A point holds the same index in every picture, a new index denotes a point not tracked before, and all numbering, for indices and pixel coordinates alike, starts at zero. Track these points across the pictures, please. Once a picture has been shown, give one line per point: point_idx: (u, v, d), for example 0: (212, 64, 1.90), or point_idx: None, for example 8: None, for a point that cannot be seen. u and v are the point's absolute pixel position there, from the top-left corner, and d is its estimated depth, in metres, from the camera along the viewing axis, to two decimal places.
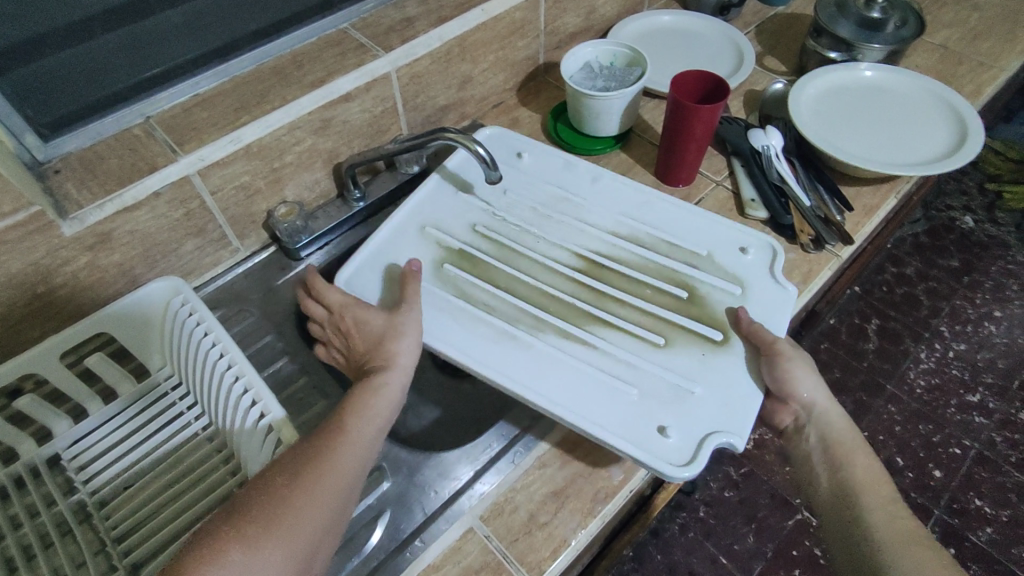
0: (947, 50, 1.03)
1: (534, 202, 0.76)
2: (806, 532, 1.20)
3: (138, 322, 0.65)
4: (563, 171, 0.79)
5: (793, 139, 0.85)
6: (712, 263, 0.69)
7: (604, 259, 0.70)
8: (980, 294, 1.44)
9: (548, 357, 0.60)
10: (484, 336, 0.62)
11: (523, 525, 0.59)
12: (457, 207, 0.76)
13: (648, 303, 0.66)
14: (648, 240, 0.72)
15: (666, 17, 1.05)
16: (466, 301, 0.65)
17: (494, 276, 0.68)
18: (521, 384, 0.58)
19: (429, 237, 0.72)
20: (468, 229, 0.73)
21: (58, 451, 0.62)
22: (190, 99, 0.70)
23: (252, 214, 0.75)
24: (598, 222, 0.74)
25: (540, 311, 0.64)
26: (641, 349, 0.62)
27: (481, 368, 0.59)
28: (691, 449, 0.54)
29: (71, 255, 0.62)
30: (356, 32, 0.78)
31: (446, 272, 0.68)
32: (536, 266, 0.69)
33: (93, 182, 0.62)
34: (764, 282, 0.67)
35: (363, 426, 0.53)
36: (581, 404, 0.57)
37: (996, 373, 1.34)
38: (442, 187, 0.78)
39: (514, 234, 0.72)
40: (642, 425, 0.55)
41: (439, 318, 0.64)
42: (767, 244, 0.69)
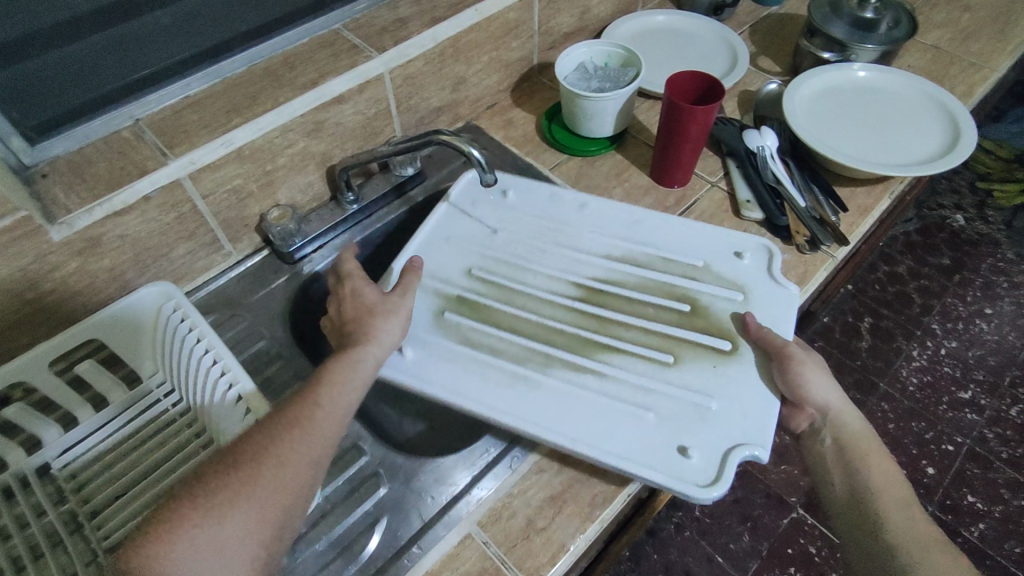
0: (939, 50, 1.03)
1: (526, 236, 0.75)
2: (801, 530, 1.21)
3: (129, 328, 0.65)
4: (550, 203, 0.78)
5: (788, 140, 0.85)
6: (711, 272, 0.69)
7: (603, 285, 0.69)
8: (971, 291, 1.45)
9: (562, 393, 0.59)
10: (495, 381, 0.60)
11: (521, 530, 0.58)
12: (450, 253, 0.73)
13: (653, 322, 0.66)
14: (644, 260, 0.71)
15: (660, 17, 1.05)
16: (473, 347, 0.63)
17: (497, 318, 0.66)
18: (542, 425, 0.56)
19: (426, 287, 0.70)
20: (464, 274, 0.71)
21: (47, 460, 0.61)
22: (181, 101, 0.69)
23: (245, 217, 0.75)
24: (593, 248, 0.73)
25: (547, 346, 0.63)
26: (653, 371, 0.61)
27: (500, 416, 0.57)
28: (714, 466, 0.53)
29: (59, 261, 0.61)
30: (349, 33, 0.77)
31: (447, 320, 0.66)
32: (538, 302, 0.68)
33: (81, 187, 0.61)
34: (764, 285, 0.68)
35: (341, 392, 0.53)
36: (603, 436, 0.56)
37: (987, 370, 1.35)
38: (431, 234, 0.75)
39: (510, 269, 0.71)
40: (665, 448, 0.55)
41: (449, 369, 0.61)
42: (760, 244, 0.71)
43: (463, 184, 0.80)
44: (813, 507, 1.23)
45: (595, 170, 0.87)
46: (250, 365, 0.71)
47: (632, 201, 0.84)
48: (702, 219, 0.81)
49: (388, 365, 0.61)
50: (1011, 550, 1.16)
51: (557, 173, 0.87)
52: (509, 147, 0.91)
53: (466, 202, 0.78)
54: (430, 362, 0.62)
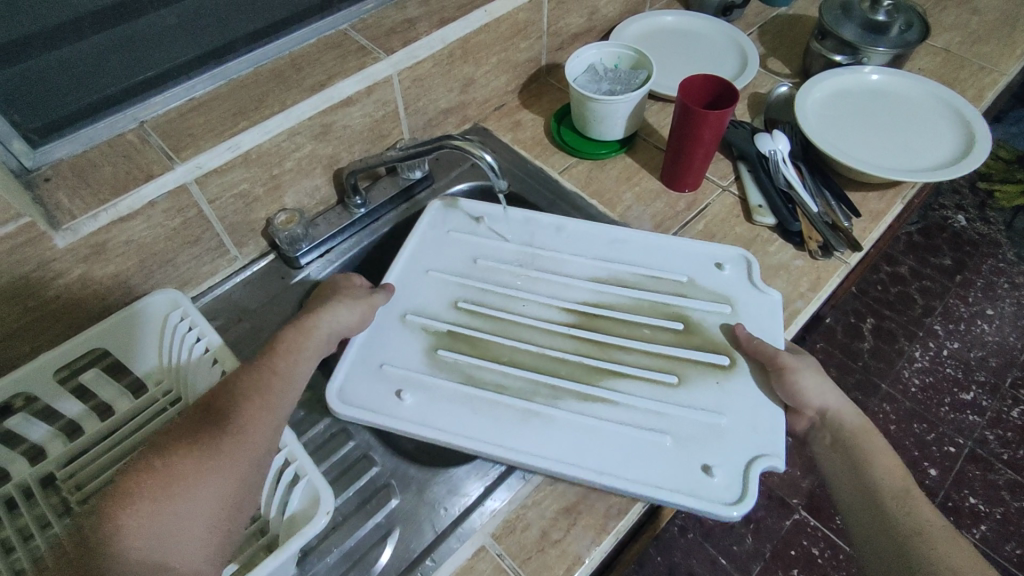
0: (949, 53, 1.03)
1: (507, 262, 0.73)
2: (803, 532, 1.21)
3: (132, 336, 0.63)
4: (524, 229, 0.76)
5: (800, 144, 0.84)
6: (697, 287, 0.70)
7: (596, 309, 0.68)
8: (973, 292, 1.45)
9: (574, 424, 0.58)
10: (506, 420, 0.58)
11: (535, 542, 0.58)
12: (429, 287, 0.71)
13: (652, 343, 0.65)
14: (632, 280, 0.71)
15: (669, 17, 1.04)
16: (476, 385, 0.61)
17: (496, 351, 0.65)
18: (565, 462, 0.55)
19: (411, 323, 0.67)
20: (449, 308, 0.69)
21: (51, 470, 0.59)
22: (185, 104, 0.67)
23: (251, 221, 0.73)
24: (579, 271, 0.72)
25: (551, 377, 0.62)
26: (660, 393, 0.61)
27: (518, 455, 0.56)
28: (739, 485, 0.54)
29: (63, 267, 0.59)
30: (356, 34, 0.76)
31: (441, 357, 0.64)
32: (534, 331, 0.67)
33: (86, 191, 0.59)
34: (745, 291, 0.69)
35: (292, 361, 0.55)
36: (628, 468, 0.55)
37: (989, 371, 1.35)
38: (411, 269, 0.73)
39: (497, 298, 0.70)
40: (689, 472, 0.55)
41: (456, 410, 0.59)
42: (738, 255, 0.72)
43: (430, 217, 0.78)
44: (815, 509, 1.23)
45: (605, 174, 0.86)
46: None
47: (643, 205, 0.83)
48: (714, 223, 0.80)
49: (391, 415, 0.59)
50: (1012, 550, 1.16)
51: (566, 176, 0.86)
52: (518, 150, 0.90)
53: (440, 233, 0.77)
54: (435, 405, 0.60)
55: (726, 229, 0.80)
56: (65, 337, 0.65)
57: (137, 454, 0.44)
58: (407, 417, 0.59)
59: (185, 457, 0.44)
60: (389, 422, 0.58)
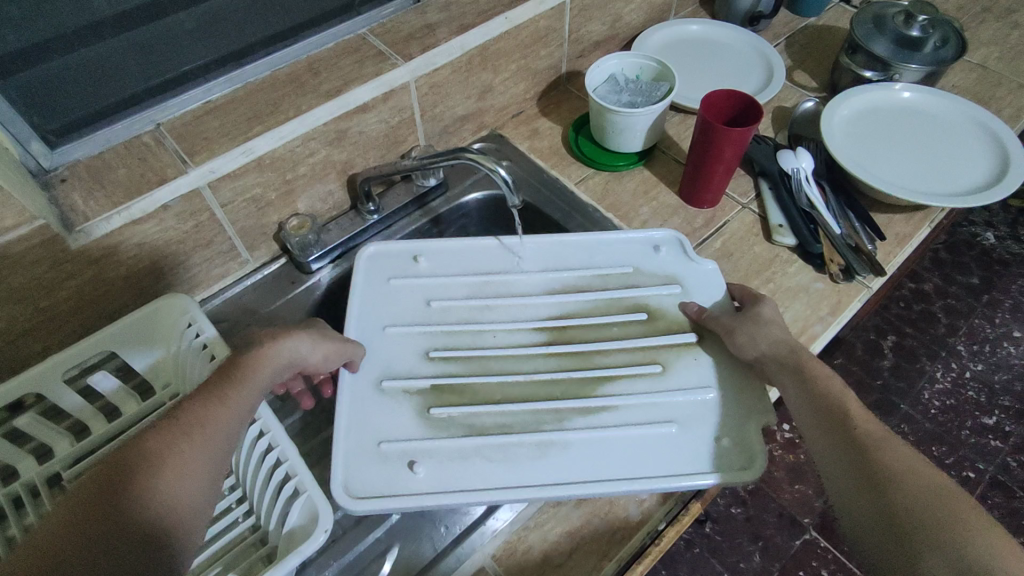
0: (986, 70, 0.99)
1: (458, 295, 0.69)
2: (813, 552, 1.18)
3: (139, 338, 0.63)
4: (468, 254, 0.72)
5: (824, 162, 0.82)
6: (643, 275, 0.70)
7: (564, 321, 0.66)
8: (999, 313, 1.40)
9: (589, 442, 0.56)
10: (522, 458, 0.55)
11: (537, 566, 0.57)
12: (392, 346, 0.64)
13: (626, 340, 0.64)
14: (584, 282, 0.70)
15: (693, 26, 1.02)
16: (481, 434, 0.57)
17: (486, 392, 0.61)
18: (592, 482, 0.54)
19: (390, 392, 0.60)
20: (423, 361, 0.63)
21: (58, 470, 0.60)
22: (202, 106, 0.67)
23: (263, 226, 0.73)
24: (532, 288, 0.69)
25: (545, 403, 0.59)
26: (651, 386, 0.61)
27: (551, 490, 0.53)
28: (745, 450, 0.56)
29: (76, 268, 0.59)
30: (374, 38, 0.75)
31: (435, 417, 0.58)
32: (514, 362, 0.63)
33: (100, 193, 0.59)
34: (689, 267, 0.71)
35: (260, 372, 0.52)
36: (653, 463, 0.55)
37: (1013, 396, 1.31)
38: (368, 324, 0.66)
39: (465, 336, 0.65)
40: (700, 451, 0.56)
41: (468, 467, 0.55)
42: (674, 238, 0.73)
43: (365, 266, 0.70)
44: (827, 529, 1.20)
45: (622, 187, 0.85)
46: None
47: (660, 221, 0.81)
48: (732, 242, 0.78)
49: (404, 489, 0.53)
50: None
51: (583, 188, 0.85)
52: (534, 159, 0.88)
53: (380, 279, 0.70)
54: (447, 465, 0.55)
55: (745, 248, 0.78)
56: (75, 338, 0.65)
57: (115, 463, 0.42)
58: (423, 490, 0.53)
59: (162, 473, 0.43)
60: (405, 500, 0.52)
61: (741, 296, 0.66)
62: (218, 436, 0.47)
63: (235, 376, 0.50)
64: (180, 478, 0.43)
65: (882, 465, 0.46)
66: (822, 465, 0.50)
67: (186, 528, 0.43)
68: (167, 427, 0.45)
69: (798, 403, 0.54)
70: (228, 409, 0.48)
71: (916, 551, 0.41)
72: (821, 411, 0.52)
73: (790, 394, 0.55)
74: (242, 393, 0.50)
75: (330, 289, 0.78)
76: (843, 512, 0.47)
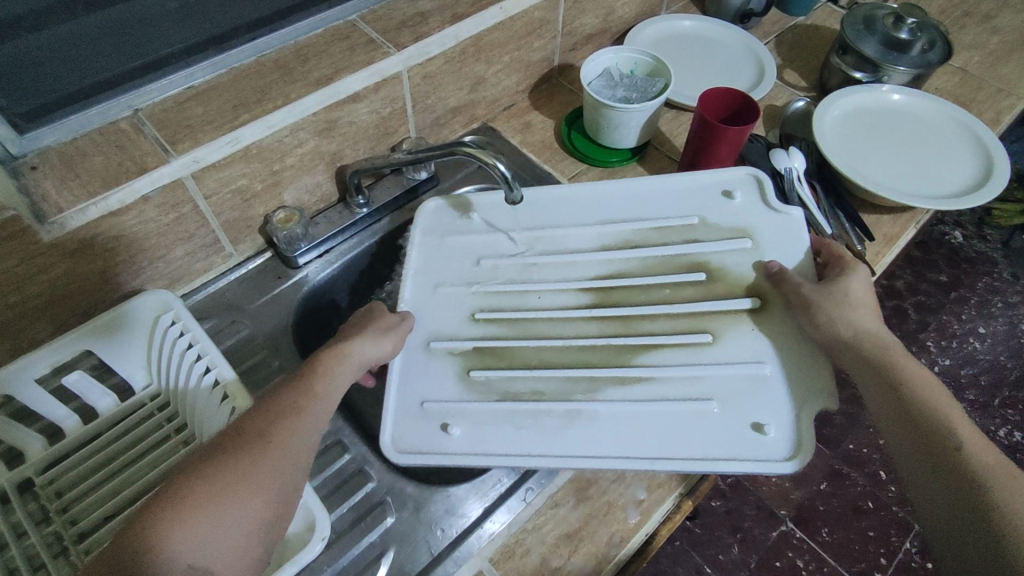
0: (967, 73, 1.01)
1: (507, 252, 0.68)
2: (789, 544, 1.20)
3: (117, 337, 0.60)
4: (526, 209, 0.71)
5: (816, 162, 0.82)
6: (710, 228, 0.68)
7: (612, 281, 0.65)
8: (966, 309, 1.45)
9: (620, 414, 0.55)
10: (551, 428, 0.55)
11: (535, 569, 0.56)
12: (442, 306, 0.64)
13: (675, 303, 0.63)
14: (639, 238, 0.68)
15: (686, 22, 1.01)
16: (516, 399, 0.57)
17: (523, 356, 0.60)
18: (616, 456, 0.53)
19: (435, 351, 0.61)
20: (469, 322, 0.63)
21: (29, 476, 0.56)
22: (184, 92, 0.63)
23: (248, 218, 0.70)
24: (584, 244, 0.68)
25: (582, 370, 0.59)
26: (695, 356, 0.59)
27: (573, 462, 0.53)
28: (793, 437, 0.54)
29: (48, 262, 0.56)
30: (366, 25, 0.72)
31: (474, 379, 0.59)
32: (559, 324, 0.62)
33: (74, 182, 0.56)
34: (764, 216, 0.68)
35: (341, 369, 0.53)
36: (685, 444, 0.54)
37: (978, 390, 1.35)
38: (420, 282, 0.66)
39: (512, 296, 0.65)
40: (744, 432, 0.54)
41: (500, 431, 0.55)
42: (747, 177, 0.71)
43: (424, 221, 0.71)
44: (802, 521, 1.23)
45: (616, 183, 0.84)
46: (247, 378, 0.67)
47: None
48: None
49: (440, 450, 0.55)
50: (917, 560, 1.18)
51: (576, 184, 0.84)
52: (527, 154, 0.87)
53: (435, 236, 0.70)
54: (482, 429, 0.55)
55: None
56: (48, 336, 0.61)
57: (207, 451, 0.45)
58: (458, 450, 0.55)
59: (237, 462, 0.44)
60: (440, 460, 0.54)
61: (828, 254, 0.63)
62: (298, 427, 0.48)
63: (320, 366, 0.52)
64: (252, 465, 0.44)
65: (965, 468, 0.46)
66: (910, 470, 0.49)
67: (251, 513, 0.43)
68: (259, 416, 0.48)
69: (875, 397, 0.52)
70: (310, 400, 0.50)
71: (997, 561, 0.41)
72: (900, 405, 0.50)
73: (870, 392, 0.53)
74: (328, 385, 0.52)
75: (317, 284, 0.76)
76: (929, 509, 0.47)
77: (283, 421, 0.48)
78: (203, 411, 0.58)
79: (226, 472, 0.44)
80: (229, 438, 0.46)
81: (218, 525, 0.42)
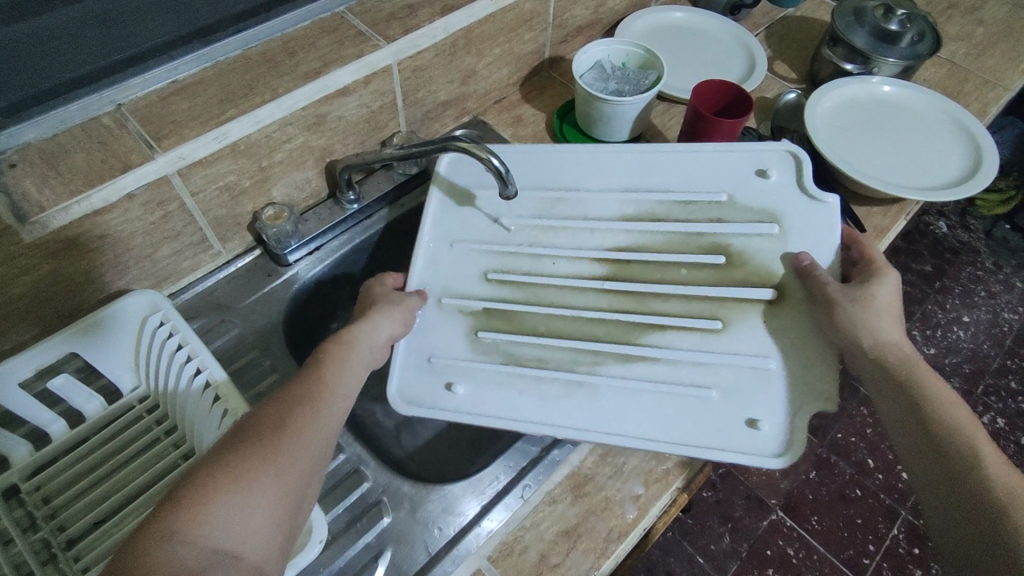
0: (953, 65, 1.02)
1: (526, 215, 0.68)
2: (779, 532, 1.22)
3: (103, 339, 0.59)
4: (554, 167, 0.70)
5: (807, 155, 0.83)
6: (738, 208, 0.65)
7: (630, 255, 0.64)
8: (950, 299, 1.47)
9: (621, 389, 0.57)
10: (551, 395, 0.58)
11: (533, 567, 0.56)
12: (457, 261, 0.66)
13: (691, 285, 0.62)
14: (664, 211, 0.66)
15: (677, 14, 1.01)
16: (520, 365, 0.59)
17: (532, 322, 0.62)
18: (608, 433, 0.55)
19: (445, 306, 0.63)
20: (480, 281, 0.65)
21: (15, 482, 0.55)
22: (169, 86, 0.62)
23: (236, 216, 0.69)
24: (605, 212, 0.67)
25: (588, 342, 0.60)
26: (702, 343, 0.59)
27: (566, 432, 0.56)
28: (786, 434, 0.55)
29: (30, 263, 0.54)
30: (354, 17, 0.71)
31: (482, 340, 0.61)
32: (568, 293, 0.63)
33: (55, 180, 0.54)
34: (795, 203, 0.65)
35: (353, 364, 0.53)
36: (680, 428, 0.55)
37: (963, 378, 1.37)
38: (436, 236, 0.68)
39: (525, 259, 0.66)
40: (736, 423, 0.55)
41: (502, 395, 0.58)
42: (784, 154, 0.67)
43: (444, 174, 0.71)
44: (792, 509, 1.24)
45: None
46: (239, 378, 0.66)
47: None
48: None
49: (443, 407, 0.58)
50: (904, 546, 1.20)
51: None
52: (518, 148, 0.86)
53: (454, 190, 0.70)
54: (485, 389, 0.58)
55: None
56: (30, 338, 0.60)
57: (224, 441, 0.43)
58: (459, 409, 0.58)
59: (255, 447, 0.42)
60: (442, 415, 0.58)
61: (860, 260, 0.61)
62: (316, 416, 0.47)
63: (331, 359, 0.52)
64: (270, 451, 0.42)
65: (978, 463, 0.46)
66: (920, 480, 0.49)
67: (269, 500, 0.40)
68: (274, 406, 0.47)
69: (890, 408, 0.53)
70: (325, 391, 0.49)
71: (998, 534, 0.42)
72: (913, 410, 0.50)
73: (885, 403, 0.53)
74: (340, 377, 0.51)
75: (308, 282, 0.75)
76: (934, 517, 0.48)
77: (298, 411, 0.47)
78: (194, 412, 0.57)
79: (246, 457, 0.41)
80: (246, 428, 0.44)
81: (239, 509, 0.39)
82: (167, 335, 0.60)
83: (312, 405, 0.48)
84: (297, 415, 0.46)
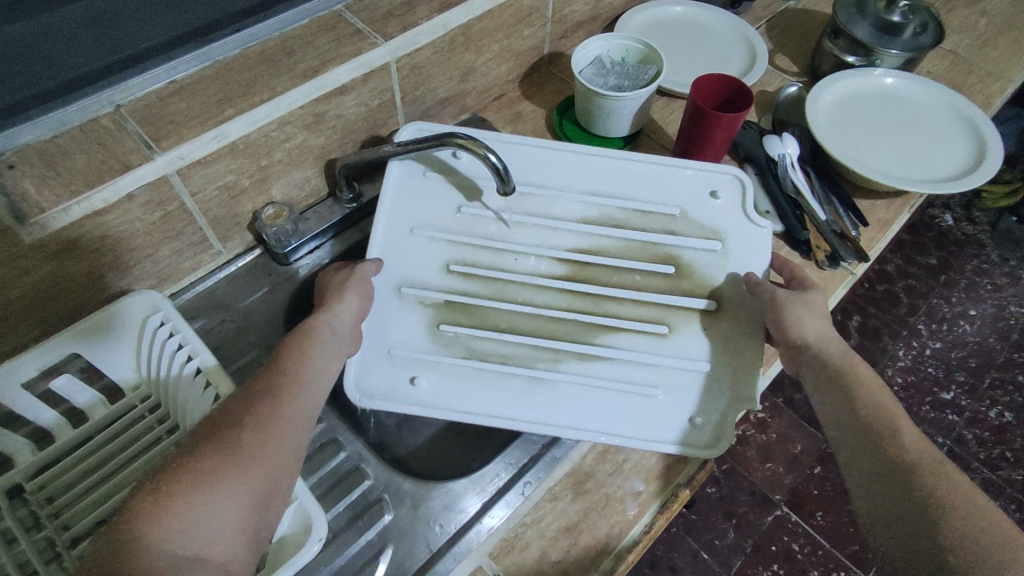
0: (957, 56, 1.01)
1: (496, 207, 0.68)
2: (783, 527, 1.22)
3: (103, 339, 0.58)
4: (519, 161, 0.71)
5: (809, 148, 0.82)
6: (688, 221, 0.67)
7: (586, 257, 0.65)
8: (956, 293, 1.46)
9: (579, 385, 0.58)
10: (513, 388, 0.58)
11: (535, 563, 0.56)
12: (417, 248, 0.65)
13: (643, 290, 0.63)
14: (622, 217, 0.68)
15: (677, 7, 1.00)
16: (481, 359, 0.59)
17: (495, 318, 0.62)
18: (564, 423, 0.56)
19: (406, 297, 0.62)
20: (441, 273, 0.64)
21: (18, 482, 0.55)
22: (166, 86, 0.61)
23: (236, 215, 0.69)
24: (568, 212, 0.68)
25: (549, 339, 0.60)
26: (651, 346, 0.60)
27: (521, 422, 0.56)
28: (718, 429, 0.57)
29: (32, 264, 0.54)
30: (351, 15, 0.71)
31: (444, 333, 0.60)
32: (531, 289, 0.63)
33: (55, 181, 0.54)
34: (740, 221, 0.67)
35: (319, 353, 0.53)
36: (631, 422, 0.57)
37: (968, 372, 1.36)
38: (395, 222, 0.66)
39: (489, 253, 0.65)
40: (674, 419, 0.57)
41: (468, 389, 0.58)
42: (733, 179, 0.69)
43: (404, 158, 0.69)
44: (796, 505, 1.24)
45: None
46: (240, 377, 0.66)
47: None
48: None
49: (406, 399, 0.57)
50: None
51: None
52: None
53: (415, 176, 0.69)
54: (445, 381, 0.58)
55: None
56: (32, 338, 0.60)
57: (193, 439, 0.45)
58: (424, 402, 0.57)
59: (220, 447, 0.44)
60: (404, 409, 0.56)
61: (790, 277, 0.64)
62: (284, 409, 0.48)
63: (299, 349, 0.52)
64: (236, 450, 0.44)
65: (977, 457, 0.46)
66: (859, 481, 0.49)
67: (237, 496, 0.42)
68: (241, 401, 0.48)
69: (836, 409, 0.53)
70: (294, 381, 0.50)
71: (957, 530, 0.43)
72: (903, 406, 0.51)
73: (831, 405, 0.53)
74: (309, 366, 0.51)
75: (309, 281, 0.75)
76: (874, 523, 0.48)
77: (265, 404, 0.48)
78: (193, 412, 0.57)
79: (211, 459, 0.43)
80: (213, 425, 0.46)
81: (209, 510, 0.41)
82: (168, 335, 0.60)
83: (278, 396, 0.48)
84: (264, 408, 0.47)
